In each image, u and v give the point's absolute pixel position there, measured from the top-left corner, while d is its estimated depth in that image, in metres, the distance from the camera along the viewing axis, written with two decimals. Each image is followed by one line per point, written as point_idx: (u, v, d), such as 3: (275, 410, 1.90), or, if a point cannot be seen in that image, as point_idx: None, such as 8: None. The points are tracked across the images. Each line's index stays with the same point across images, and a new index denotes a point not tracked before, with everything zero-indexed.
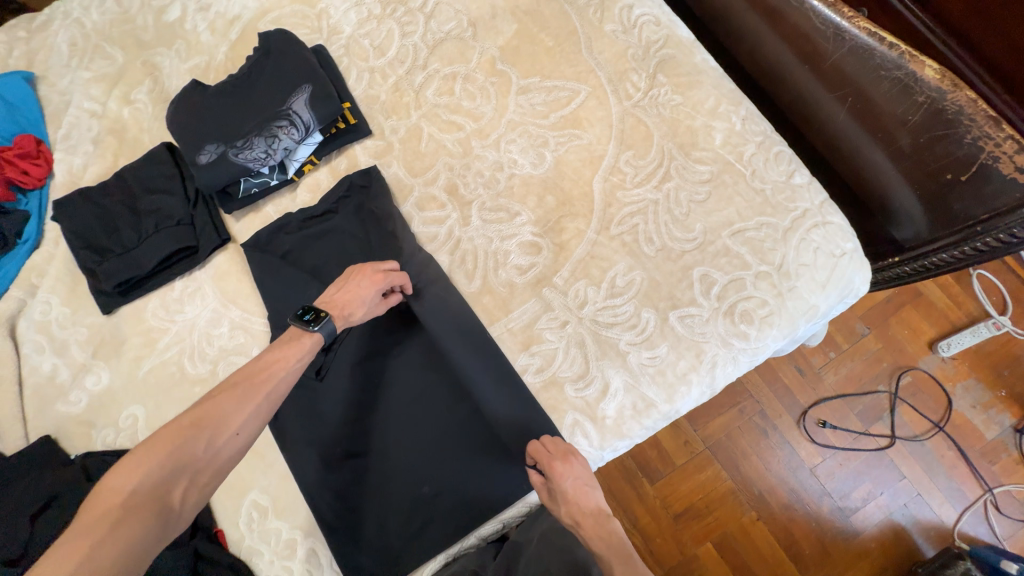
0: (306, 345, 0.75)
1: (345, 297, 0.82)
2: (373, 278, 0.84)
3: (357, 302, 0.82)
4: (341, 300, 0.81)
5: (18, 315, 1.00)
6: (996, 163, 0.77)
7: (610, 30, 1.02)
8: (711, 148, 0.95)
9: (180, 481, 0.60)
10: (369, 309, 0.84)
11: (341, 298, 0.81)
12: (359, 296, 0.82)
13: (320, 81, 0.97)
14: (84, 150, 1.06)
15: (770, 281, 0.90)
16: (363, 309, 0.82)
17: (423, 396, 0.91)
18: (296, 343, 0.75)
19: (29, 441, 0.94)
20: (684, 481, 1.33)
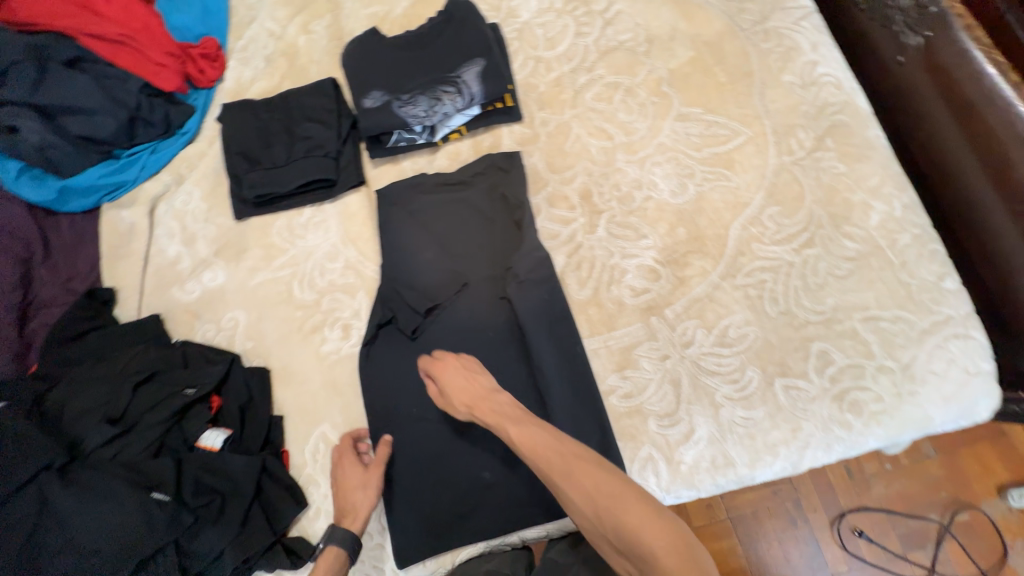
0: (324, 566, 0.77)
1: (341, 501, 0.82)
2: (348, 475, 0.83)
3: (346, 487, 0.82)
4: (339, 506, 0.82)
5: (160, 198, 1.07)
6: None
7: (787, 80, 1.00)
8: (864, 227, 0.91)
9: None
10: (361, 479, 0.82)
11: (339, 505, 0.82)
12: (344, 486, 0.82)
13: (493, 57, 0.99)
14: (256, 66, 1.13)
15: (892, 378, 0.85)
16: (356, 487, 0.82)
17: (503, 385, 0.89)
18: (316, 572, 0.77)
19: (140, 314, 1.00)
20: None
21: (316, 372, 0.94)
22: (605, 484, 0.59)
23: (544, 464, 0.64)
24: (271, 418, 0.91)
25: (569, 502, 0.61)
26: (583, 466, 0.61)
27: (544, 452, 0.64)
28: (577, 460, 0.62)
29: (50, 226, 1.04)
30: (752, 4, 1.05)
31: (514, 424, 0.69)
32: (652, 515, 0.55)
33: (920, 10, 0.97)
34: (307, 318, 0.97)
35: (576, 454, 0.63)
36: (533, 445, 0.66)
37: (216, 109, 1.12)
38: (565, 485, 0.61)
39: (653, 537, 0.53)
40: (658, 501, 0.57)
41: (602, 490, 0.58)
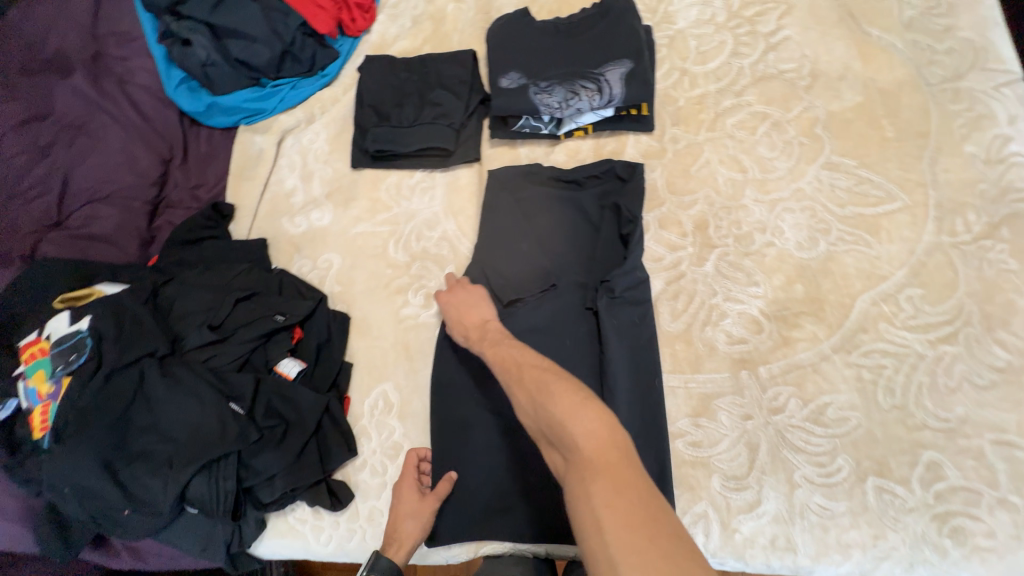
0: None
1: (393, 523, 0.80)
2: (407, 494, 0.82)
3: (400, 512, 0.81)
4: (390, 526, 0.80)
5: (289, 131, 1.13)
6: None
7: (968, 151, 0.87)
8: (1023, 338, 0.78)
9: None
10: (414, 507, 0.81)
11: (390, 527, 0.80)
12: (398, 509, 0.81)
13: (641, 61, 0.95)
14: (403, 24, 1.16)
15: (1013, 517, 0.73)
16: (407, 514, 0.80)
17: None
18: None
19: (250, 235, 1.07)
20: None
21: (392, 331, 0.97)
22: (541, 380, 0.60)
23: (507, 374, 0.66)
24: (341, 364, 0.95)
25: (514, 401, 0.63)
26: (531, 370, 0.63)
27: (510, 361, 0.67)
28: (531, 368, 0.63)
29: (195, 136, 1.14)
30: (947, 57, 0.92)
31: (491, 345, 0.73)
32: (580, 403, 0.54)
33: None
34: (395, 278, 1.00)
35: (535, 364, 0.64)
36: (504, 360, 0.69)
37: (358, 58, 1.15)
38: (516, 392, 0.63)
39: (578, 424, 0.53)
40: (593, 395, 0.56)
41: (542, 387, 0.59)
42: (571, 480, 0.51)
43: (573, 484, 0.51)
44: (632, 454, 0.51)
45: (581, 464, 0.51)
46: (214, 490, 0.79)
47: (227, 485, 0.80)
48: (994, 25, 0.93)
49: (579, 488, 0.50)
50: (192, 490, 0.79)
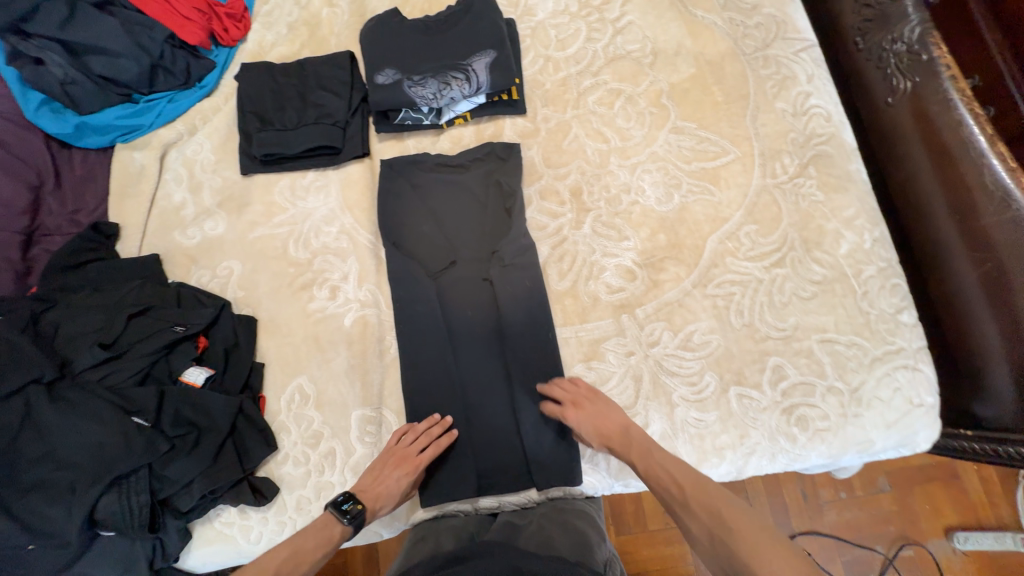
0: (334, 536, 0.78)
1: (381, 485, 0.84)
2: (402, 460, 0.85)
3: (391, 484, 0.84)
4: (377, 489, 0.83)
5: (172, 145, 1.11)
6: None
7: (780, 107, 1.04)
8: (833, 255, 0.96)
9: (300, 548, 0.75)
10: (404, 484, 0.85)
11: (377, 487, 0.84)
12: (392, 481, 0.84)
13: (504, 50, 1.04)
14: (278, 31, 1.18)
15: (839, 399, 0.90)
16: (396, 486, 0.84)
17: (477, 351, 0.95)
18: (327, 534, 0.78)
19: (141, 252, 1.04)
20: (648, 548, 1.29)
21: (300, 327, 0.99)
22: (727, 509, 0.70)
23: (671, 495, 0.75)
24: (252, 365, 0.95)
25: (689, 526, 0.72)
26: (728, 507, 0.70)
27: (667, 479, 0.76)
28: (697, 496, 0.72)
29: (65, 160, 1.09)
30: (757, 31, 1.10)
31: (641, 459, 0.80)
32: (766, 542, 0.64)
33: (911, 57, 1.01)
34: (298, 276, 1.02)
35: (685, 483, 0.74)
36: (660, 478, 0.77)
37: (236, 67, 1.16)
38: (693, 523, 0.71)
39: (769, 559, 0.62)
40: (770, 530, 0.65)
41: (724, 525, 0.68)
42: None
43: None
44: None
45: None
46: (126, 507, 0.79)
47: (141, 499, 0.80)
48: (790, 2, 1.11)
49: None
50: (101, 510, 0.78)
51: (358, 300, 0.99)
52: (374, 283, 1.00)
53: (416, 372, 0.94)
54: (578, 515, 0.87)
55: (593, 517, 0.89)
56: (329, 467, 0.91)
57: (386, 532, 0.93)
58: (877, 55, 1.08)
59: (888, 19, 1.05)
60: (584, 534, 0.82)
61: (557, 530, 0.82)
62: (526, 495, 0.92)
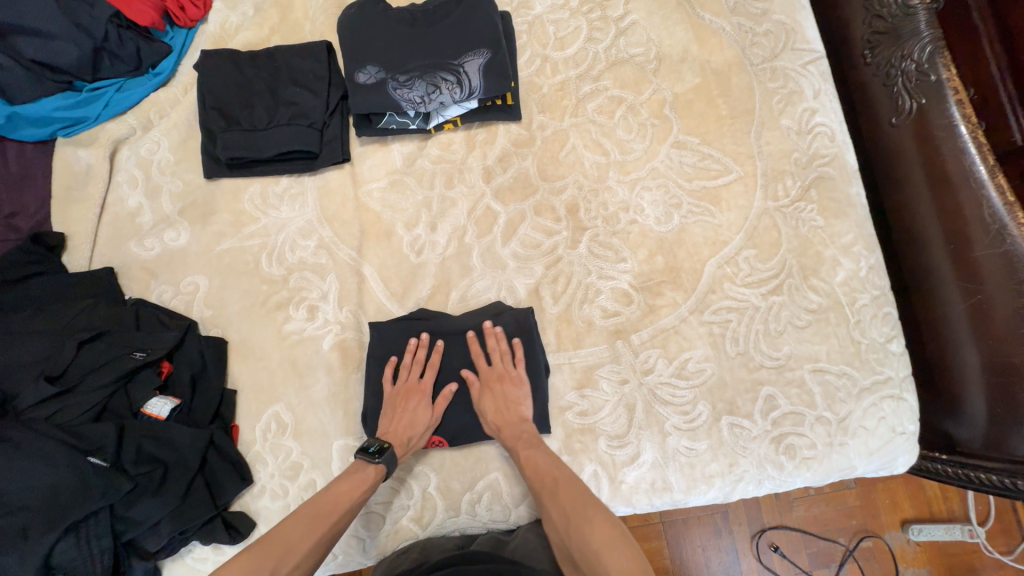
0: (369, 474, 0.78)
1: (402, 423, 0.84)
2: (411, 393, 0.86)
3: (412, 426, 0.84)
4: (401, 432, 0.83)
5: (124, 141, 1.00)
6: None
7: (784, 124, 1.00)
8: (829, 283, 0.95)
9: None
10: (428, 424, 0.85)
11: (399, 426, 0.84)
12: (413, 421, 0.85)
13: (498, 50, 0.95)
14: (244, 12, 1.04)
15: (827, 428, 0.90)
16: (423, 428, 0.85)
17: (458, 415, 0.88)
18: (360, 474, 0.78)
19: (92, 266, 0.94)
20: None
21: (276, 350, 0.92)
22: (582, 502, 0.72)
23: (542, 484, 0.78)
24: (223, 393, 0.89)
25: (548, 515, 0.75)
26: (581, 499, 0.73)
27: (545, 473, 0.78)
28: (567, 487, 0.76)
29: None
30: (765, 39, 1.04)
31: (529, 449, 0.82)
32: (615, 541, 0.65)
33: (919, 77, 0.98)
34: (273, 294, 0.94)
35: (554, 469, 0.79)
36: (538, 466, 0.80)
37: (196, 53, 1.03)
38: (551, 506, 0.75)
39: (609, 557, 0.63)
40: (626, 533, 0.66)
41: (580, 512, 0.71)
42: None
43: None
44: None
45: None
46: (85, 551, 0.73)
47: (102, 544, 0.74)
48: (801, 8, 1.05)
49: None
50: (57, 556, 0.72)
51: (338, 322, 0.93)
52: (356, 304, 0.94)
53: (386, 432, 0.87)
54: None
55: None
56: None
57: (370, 561, 0.89)
58: (885, 70, 1.03)
59: (900, 34, 1.01)
60: None
61: (542, 544, 0.81)
62: (513, 520, 0.89)
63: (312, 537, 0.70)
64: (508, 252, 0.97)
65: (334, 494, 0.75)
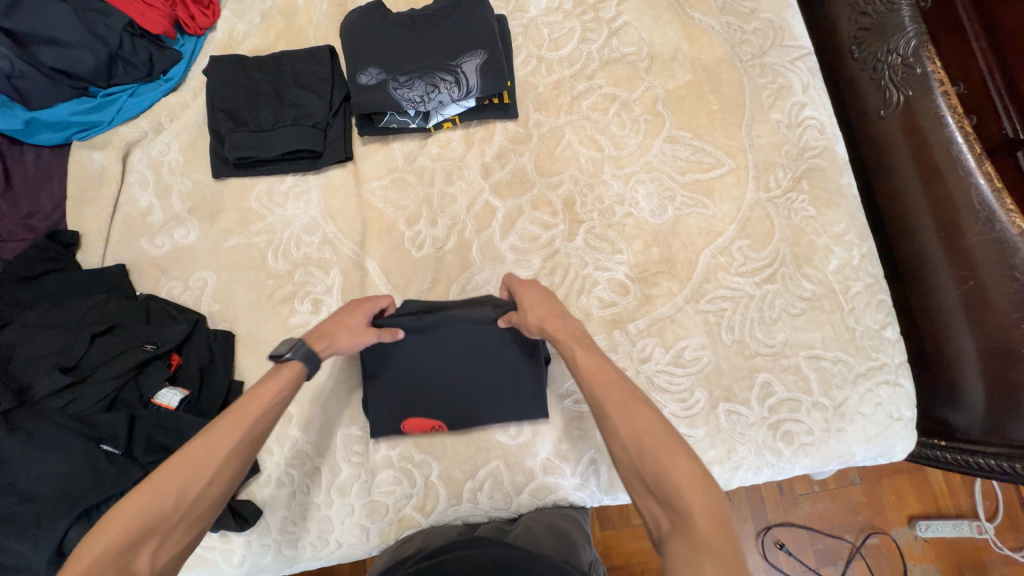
0: (284, 376, 0.71)
1: (329, 325, 0.80)
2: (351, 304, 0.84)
3: (338, 327, 0.79)
4: (322, 330, 0.79)
5: (136, 144, 1.03)
6: None
7: (775, 118, 1.03)
8: (822, 271, 0.96)
9: (146, 543, 0.57)
10: (353, 329, 0.80)
11: (325, 327, 0.79)
12: (341, 322, 0.80)
13: (494, 51, 0.98)
14: (251, 20, 1.09)
15: (823, 414, 0.91)
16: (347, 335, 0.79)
17: (463, 399, 0.90)
18: (275, 375, 0.71)
19: (105, 263, 0.97)
20: (632, 541, 1.25)
21: (281, 343, 0.94)
22: (657, 423, 0.62)
23: (602, 390, 0.68)
24: (230, 384, 0.91)
25: (608, 423, 0.65)
26: (652, 417, 0.63)
27: (606, 381, 0.68)
28: (636, 403, 0.65)
29: (15, 157, 1.00)
30: (754, 36, 1.07)
31: (581, 347, 0.73)
32: (699, 478, 0.57)
33: (905, 70, 1.00)
34: (278, 288, 0.97)
35: (620, 379, 0.68)
36: (597, 374, 0.69)
37: (205, 59, 1.07)
38: (616, 419, 0.64)
39: (693, 496, 0.56)
40: (707, 468, 0.58)
41: (654, 434, 0.61)
42: (674, 548, 0.54)
43: (677, 556, 0.53)
44: (727, 520, 0.55)
45: (688, 536, 0.54)
46: None
47: None
48: (789, 6, 1.08)
49: (686, 562, 0.52)
50: (69, 542, 0.73)
51: None
52: (359, 297, 0.96)
53: (393, 419, 0.90)
54: (564, 518, 0.87)
55: (581, 522, 0.89)
56: (313, 487, 0.90)
57: (373, 550, 0.91)
58: (872, 65, 1.06)
59: (885, 30, 1.04)
60: (569, 535, 0.82)
61: (543, 530, 0.82)
62: (514, 509, 0.91)
63: (217, 451, 0.64)
64: (506, 245, 0.99)
65: (247, 399, 0.68)
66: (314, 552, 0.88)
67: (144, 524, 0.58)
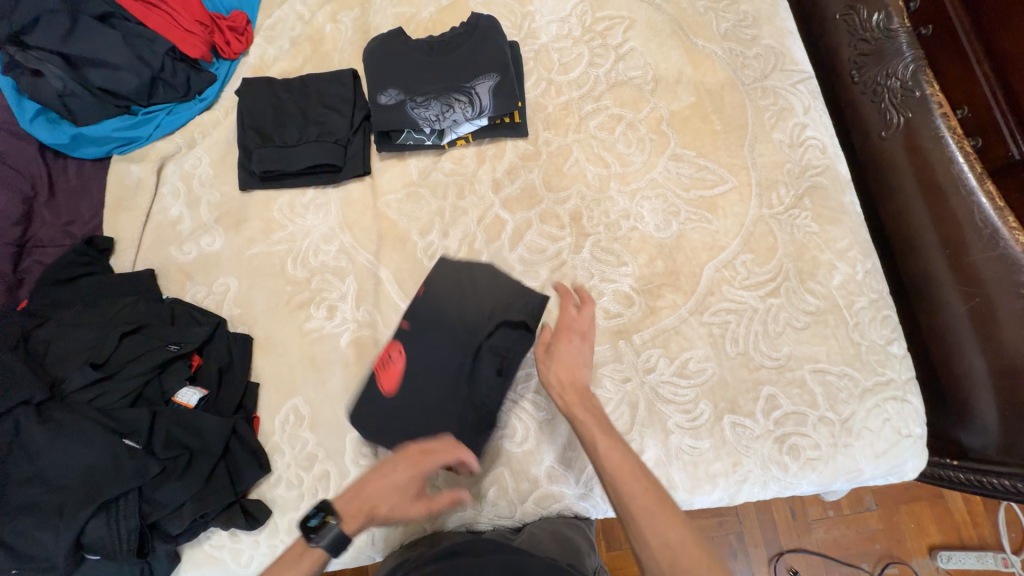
0: (315, 554, 0.71)
1: (376, 493, 0.74)
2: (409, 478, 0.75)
3: (383, 500, 0.74)
4: (360, 500, 0.74)
5: (170, 157, 1.11)
6: None
7: (776, 138, 1.06)
8: (826, 286, 0.98)
9: None
10: (395, 503, 0.74)
11: (366, 496, 0.74)
12: (399, 504, 0.73)
13: (507, 74, 1.04)
14: (281, 45, 1.17)
15: (830, 429, 0.91)
16: (392, 507, 0.74)
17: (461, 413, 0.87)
18: (299, 553, 0.71)
19: (136, 268, 1.03)
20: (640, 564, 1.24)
21: (297, 346, 0.98)
22: (686, 538, 0.64)
23: (625, 488, 0.68)
24: (246, 385, 0.95)
25: (638, 531, 0.66)
26: (679, 530, 0.65)
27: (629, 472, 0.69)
28: (665, 509, 0.66)
29: (60, 169, 1.07)
30: (756, 61, 1.11)
31: (602, 432, 0.74)
32: None
33: (904, 93, 1.04)
34: (296, 294, 1.01)
35: (642, 479, 0.69)
36: (621, 469, 0.70)
37: (237, 81, 1.16)
38: (647, 526, 0.65)
39: None
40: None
41: (682, 550, 0.63)
42: None
43: None
44: None
45: None
46: (114, 532, 0.77)
47: (130, 523, 0.78)
48: (788, 33, 1.13)
49: None
50: (89, 534, 0.76)
51: (355, 320, 0.99)
52: (372, 303, 1.00)
53: (388, 435, 0.87)
54: (569, 526, 0.88)
55: (586, 530, 0.89)
56: (322, 490, 0.90)
57: (378, 555, 0.91)
58: (872, 88, 1.10)
59: (884, 54, 1.08)
60: (574, 542, 0.83)
61: (548, 536, 0.83)
62: (519, 516, 0.91)
63: (301, 564, 0.70)
64: (514, 256, 1.03)
65: (304, 542, 0.73)
66: None
67: None
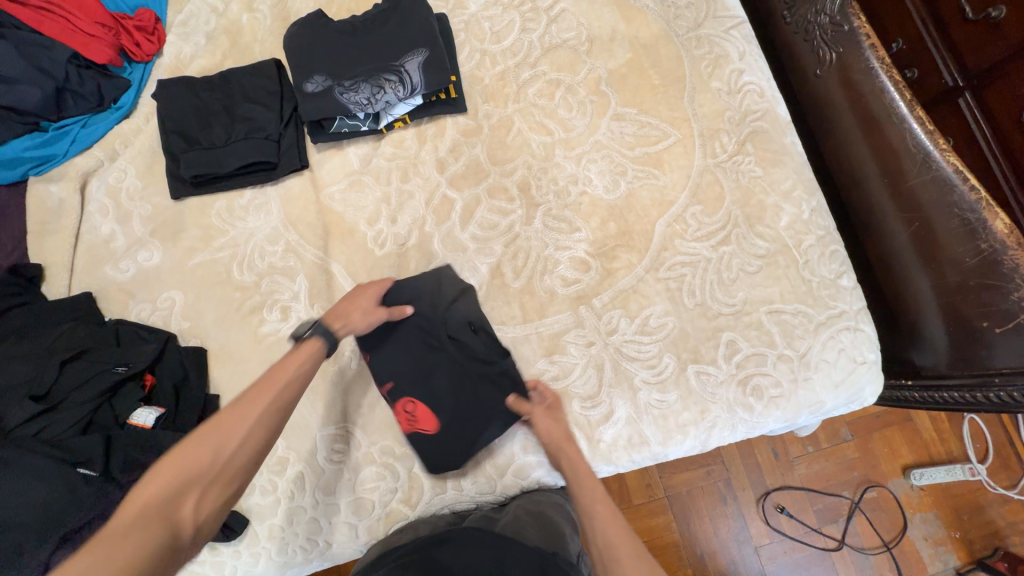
0: (316, 346, 0.75)
1: (345, 307, 0.83)
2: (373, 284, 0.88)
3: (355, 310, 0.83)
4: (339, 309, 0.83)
5: (92, 173, 1.05)
6: (987, 323, 0.87)
7: (715, 86, 1.06)
8: (774, 228, 0.99)
9: (190, 493, 0.58)
10: (366, 307, 0.84)
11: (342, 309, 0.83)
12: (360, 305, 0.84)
13: (436, 48, 1.00)
14: (196, 42, 1.11)
15: (790, 365, 0.94)
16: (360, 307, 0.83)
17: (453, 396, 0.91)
18: (304, 348, 0.74)
19: (72, 293, 0.98)
20: (636, 521, 1.34)
21: (254, 353, 0.96)
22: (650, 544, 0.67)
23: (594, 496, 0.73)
24: (205, 399, 0.92)
25: (604, 532, 0.68)
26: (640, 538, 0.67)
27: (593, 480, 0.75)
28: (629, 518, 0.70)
29: None
30: (687, 11, 1.10)
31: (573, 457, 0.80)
32: None
33: (834, 29, 1.03)
34: (246, 300, 0.98)
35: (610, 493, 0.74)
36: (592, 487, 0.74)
37: (154, 85, 1.09)
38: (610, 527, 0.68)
39: None
40: None
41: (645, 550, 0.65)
42: None
43: None
44: None
45: None
46: None
47: None
48: None
49: None
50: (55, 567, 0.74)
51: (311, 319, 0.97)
52: (326, 299, 0.98)
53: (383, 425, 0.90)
54: (552, 505, 0.89)
55: (566, 508, 0.91)
56: (298, 492, 0.90)
57: (364, 549, 0.91)
58: (804, 27, 1.10)
59: None
60: (557, 526, 0.83)
61: (529, 518, 0.84)
62: (502, 494, 0.92)
63: (255, 412, 0.65)
64: (467, 236, 1.01)
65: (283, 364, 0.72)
66: (306, 556, 0.89)
67: (186, 475, 0.59)
